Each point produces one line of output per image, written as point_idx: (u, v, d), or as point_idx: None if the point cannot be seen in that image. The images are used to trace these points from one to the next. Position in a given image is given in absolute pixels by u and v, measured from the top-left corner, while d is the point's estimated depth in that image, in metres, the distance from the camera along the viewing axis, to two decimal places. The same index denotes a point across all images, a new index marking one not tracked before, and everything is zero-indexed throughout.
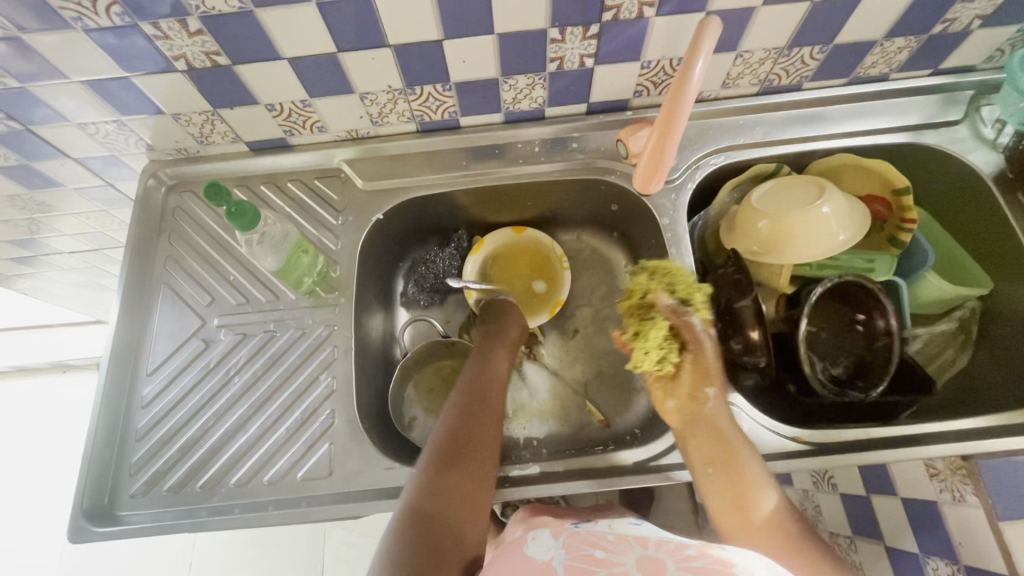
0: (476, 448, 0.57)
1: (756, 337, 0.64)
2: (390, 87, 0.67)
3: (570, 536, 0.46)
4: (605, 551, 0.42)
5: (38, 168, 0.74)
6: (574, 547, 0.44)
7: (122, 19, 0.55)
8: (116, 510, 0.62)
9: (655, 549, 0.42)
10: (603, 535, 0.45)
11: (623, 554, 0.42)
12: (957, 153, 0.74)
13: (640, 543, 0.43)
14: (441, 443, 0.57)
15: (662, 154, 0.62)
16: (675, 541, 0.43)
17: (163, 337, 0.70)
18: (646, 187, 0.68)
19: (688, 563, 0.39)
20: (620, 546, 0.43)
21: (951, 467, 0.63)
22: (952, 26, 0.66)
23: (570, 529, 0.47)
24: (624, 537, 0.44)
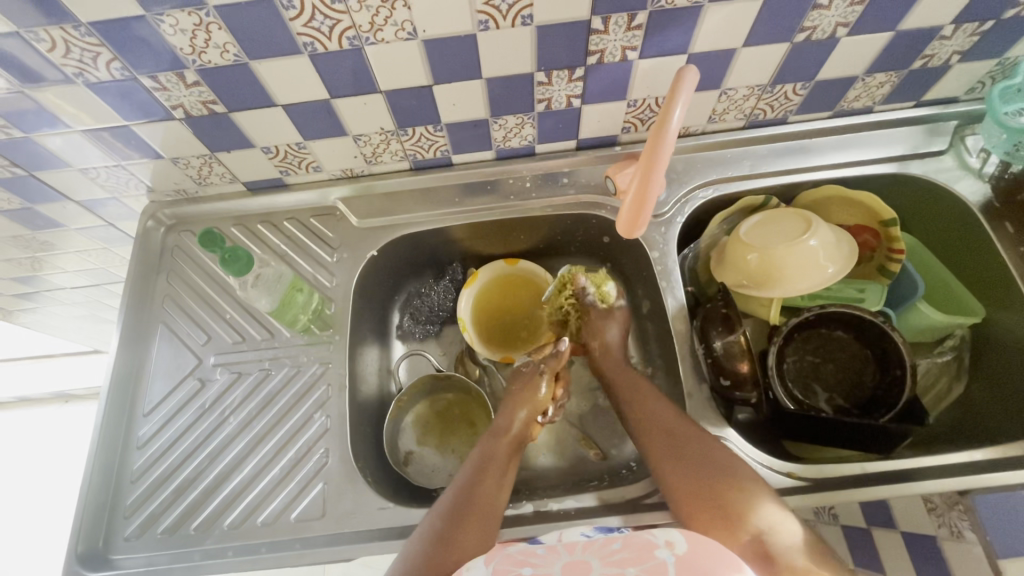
0: (479, 507, 0.57)
1: (744, 370, 0.65)
2: (383, 129, 0.69)
3: (497, 558, 0.42)
4: (533, 567, 0.40)
5: (41, 210, 0.76)
6: (500, 571, 0.41)
7: (121, 73, 0.57)
8: (110, 553, 0.62)
9: (581, 553, 0.40)
10: (532, 550, 0.42)
11: (550, 565, 0.39)
12: (944, 183, 0.75)
13: (567, 551, 0.41)
14: (458, 486, 0.59)
15: (647, 190, 0.60)
16: (598, 540, 0.42)
17: (161, 376, 0.71)
18: (632, 231, 0.65)
19: (611, 557, 0.39)
20: (548, 558, 0.41)
21: (947, 501, 0.63)
22: (932, 61, 0.68)
23: (499, 550, 0.44)
24: (551, 548, 0.42)
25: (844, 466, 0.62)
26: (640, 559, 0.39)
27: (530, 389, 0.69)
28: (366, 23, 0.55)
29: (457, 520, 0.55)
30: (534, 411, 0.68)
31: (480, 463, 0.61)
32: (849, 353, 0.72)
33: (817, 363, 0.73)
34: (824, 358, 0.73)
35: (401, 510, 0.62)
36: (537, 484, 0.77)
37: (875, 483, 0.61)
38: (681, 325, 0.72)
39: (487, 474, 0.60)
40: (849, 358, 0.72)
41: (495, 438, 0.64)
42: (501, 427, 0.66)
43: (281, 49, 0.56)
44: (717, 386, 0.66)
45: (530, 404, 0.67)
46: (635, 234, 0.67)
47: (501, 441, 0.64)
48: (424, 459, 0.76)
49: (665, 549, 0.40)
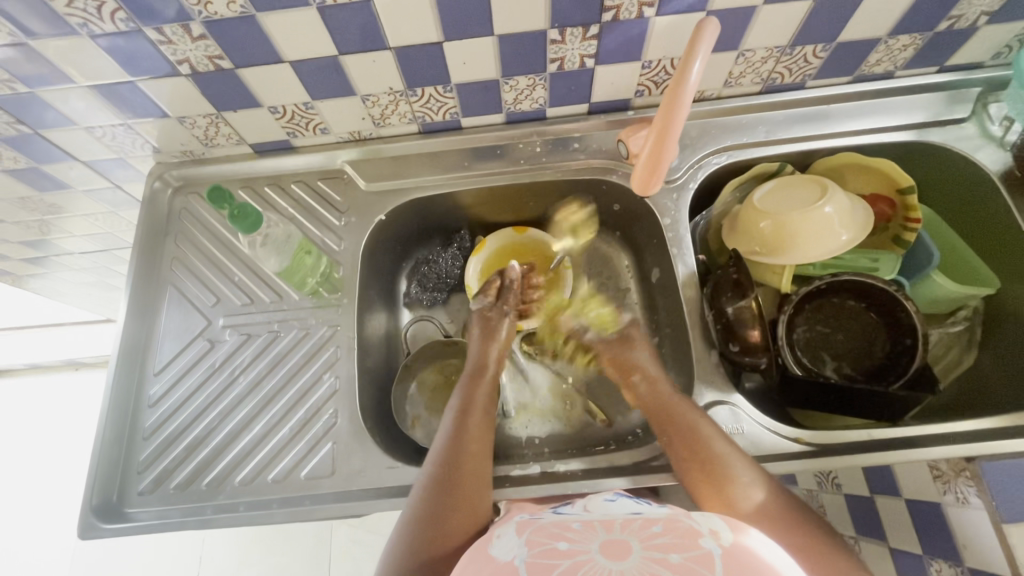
0: (471, 467, 0.58)
1: (755, 338, 0.64)
2: (392, 89, 0.68)
3: (533, 531, 0.44)
4: (568, 542, 0.40)
5: (48, 171, 0.76)
6: (535, 543, 0.41)
7: (126, 24, 0.56)
8: (124, 507, 0.63)
9: (619, 533, 0.40)
10: (569, 525, 0.43)
11: (587, 541, 0.40)
12: (964, 151, 0.73)
13: (603, 529, 0.42)
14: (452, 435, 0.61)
15: (660, 146, 0.58)
16: (637, 521, 0.42)
17: (171, 336, 0.71)
18: (645, 188, 0.65)
19: (653, 540, 0.39)
20: (585, 534, 0.41)
21: (955, 469, 0.61)
22: (958, 22, 0.65)
23: (535, 523, 0.45)
24: (588, 525, 0.43)
25: (851, 433, 0.62)
26: (681, 546, 0.38)
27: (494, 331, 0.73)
28: None
29: (451, 481, 0.56)
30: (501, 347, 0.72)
31: (463, 415, 0.63)
32: (859, 322, 0.71)
33: (828, 333, 0.72)
34: (834, 328, 0.72)
35: (410, 470, 0.63)
36: (544, 449, 0.78)
37: (883, 449, 0.61)
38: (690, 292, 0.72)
39: (470, 420, 0.62)
40: (859, 328, 0.71)
41: (473, 384, 0.67)
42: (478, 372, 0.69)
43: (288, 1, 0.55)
44: (727, 351, 0.66)
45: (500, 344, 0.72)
46: (648, 194, 0.66)
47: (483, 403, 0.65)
48: (432, 424, 0.75)
49: (710, 538, 0.39)
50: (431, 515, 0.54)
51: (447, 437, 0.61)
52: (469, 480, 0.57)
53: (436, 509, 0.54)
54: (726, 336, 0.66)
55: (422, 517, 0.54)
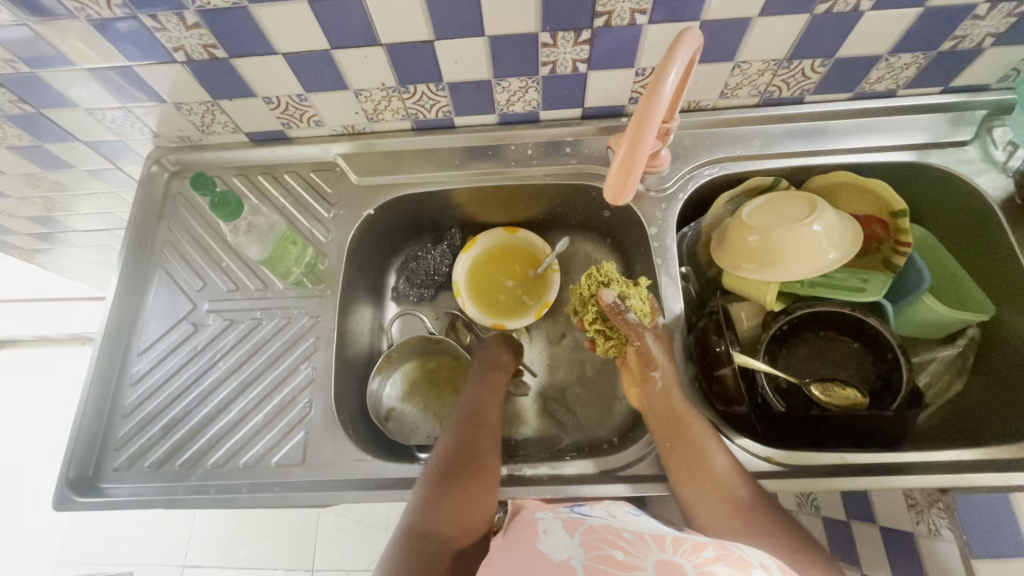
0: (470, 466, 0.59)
1: (730, 380, 0.61)
2: (384, 85, 0.68)
3: (585, 532, 0.42)
4: (625, 553, 0.38)
5: (50, 149, 0.78)
6: (592, 546, 0.40)
7: (123, 10, 0.57)
8: (99, 481, 0.64)
9: (674, 552, 0.38)
10: (621, 532, 0.41)
11: (643, 557, 0.38)
12: (964, 175, 0.71)
13: (658, 544, 0.39)
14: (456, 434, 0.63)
15: (635, 148, 0.52)
16: (689, 540, 0.40)
17: (157, 317, 0.72)
18: (619, 196, 0.58)
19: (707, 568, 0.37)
20: (639, 546, 0.39)
21: (928, 499, 0.61)
22: (962, 43, 0.64)
23: (586, 523, 0.43)
24: (641, 536, 0.41)
25: (825, 455, 0.61)
26: None
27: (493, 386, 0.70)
28: None
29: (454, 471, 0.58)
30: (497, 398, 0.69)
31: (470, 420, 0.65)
32: (839, 350, 0.70)
33: (806, 362, 0.70)
34: (815, 356, 0.71)
35: (379, 464, 0.64)
36: (518, 452, 0.77)
37: (855, 474, 0.60)
38: (673, 305, 0.69)
39: (479, 427, 0.64)
40: (838, 357, 0.70)
41: (482, 396, 0.68)
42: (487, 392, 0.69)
43: None
44: (707, 391, 0.64)
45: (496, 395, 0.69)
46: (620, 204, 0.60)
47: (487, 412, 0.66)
48: (405, 417, 0.77)
49: (761, 573, 0.38)
50: (435, 518, 0.55)
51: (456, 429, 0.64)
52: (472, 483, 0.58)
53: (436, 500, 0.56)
54: (706, 379, 0.64)
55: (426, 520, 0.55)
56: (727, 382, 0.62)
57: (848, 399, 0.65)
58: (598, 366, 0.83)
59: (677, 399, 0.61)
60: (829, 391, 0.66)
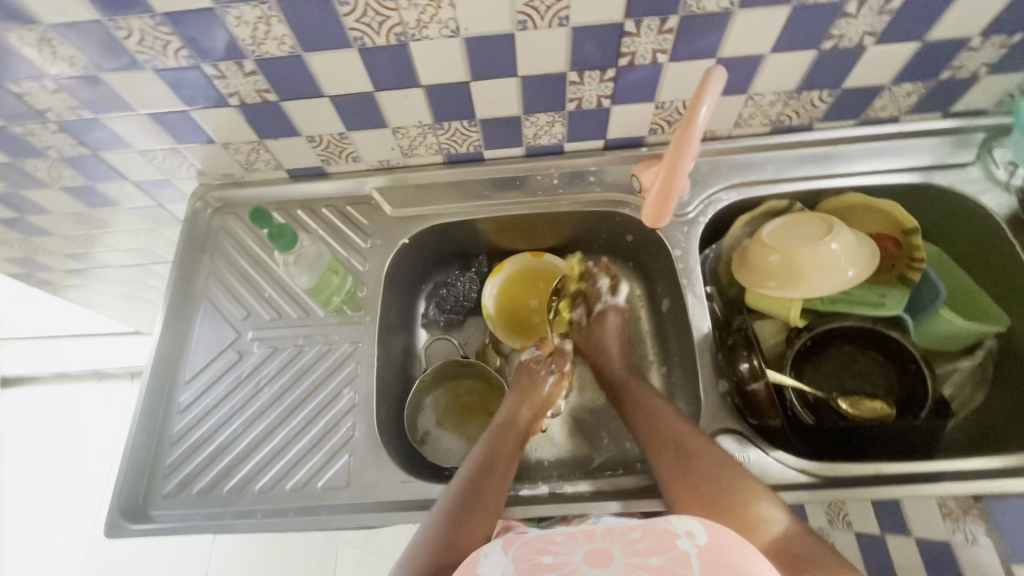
0: (490, 476, 0.62)
1: (762, 391, 0.64)
2: (420, 123, 0.73)
3: (518, 547, 0.46)
4: (554, 555, 0.44)
5: (100, 189, 0.82)
6: (523, 559, 0.45)
7: (187, 60, 0.62)
8: (149, 508, 0.66)
9: (600, 541, 0.45)
10: (551, 536, 0.46)
11: (571, 551, 0.44)
12: (969, 193, 0.75)
13: (586, 538, 0.46)
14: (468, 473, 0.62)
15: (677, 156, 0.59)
16: (615, 528, 0.47)
17: (203, 346, 0.75)
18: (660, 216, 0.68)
19: (633, 547, 0.44)
20: (568, 545, 0.45)
21: (962, 506, 0.63)
22: (960, 72, 0.69)
23: (519, 538, 0.48)
24: (570, 535, 0.46)
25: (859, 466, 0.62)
26: (660, 548, 0.44)
27: (529, 391, 0.73)
28: (413, 20, 0.58)
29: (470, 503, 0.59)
30: (534, 409, 0.71)
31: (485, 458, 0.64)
32: (863, 364, 0.72)
33: (833, 378, 0.72)
34: (842, 373, 0.73)
35: (423, 484, 0.65)
36: (552, 474, 0.79)
37: (890, 483, 0.61)
38: (701, 323, 0.73)
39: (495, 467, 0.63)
40: (863, 370, 0.72)
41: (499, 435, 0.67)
42: (507, 422, 0.69)
43: (333, 42, 0.60)
44: (740, 407, 0.67)
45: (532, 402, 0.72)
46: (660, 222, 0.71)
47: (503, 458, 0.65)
48: (441, 441, 0.78)
49: (685, 539, 0.45)
50: (452, 523, 0.57)
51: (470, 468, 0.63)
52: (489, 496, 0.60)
53: (458, 524, 0.57)
54: (740, 395, 0.67)
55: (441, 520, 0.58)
56: (760, 395, 0.64)
57: (876, 411, 0.68)
58: None
59: (658, 404, 0.67)
60: (858, 404, 0.69)
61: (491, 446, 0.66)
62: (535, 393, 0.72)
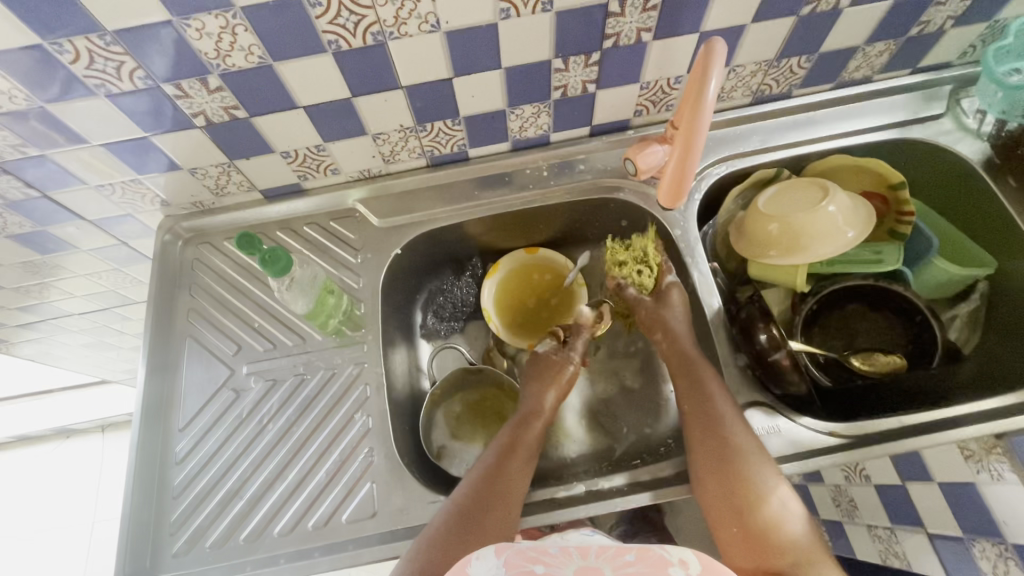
0: (504, 486, 0.61)
1: (787, 363, 0.63)
2: (402, 126, 0.69)
3: (513, 553, 0.42)
4: (546, 566, 0.40)
5: (53, 232, 0.75)
6: (515, 565, 0.41)
7: (144, 82, 0.56)
8: (159, 572, 0.61)
9: (594, 558, 0.41)
10: (544, 547, 0.43)
11: (562, 567, 0.40)
12: (946, 144, 0.78)
13: (580, 554, 0.42)
14: (484, 471, 0.62)
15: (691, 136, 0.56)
16: (611, 547, 0.43)
17: (194, 388, 0.70)
18: (675, 198, 0.65)
19: (625, 568, 0.40)
20: (560, 558, 0.41)
21: (984, 446, 0.63)
22: (927, 27, 0.71)
23: (513, 543, 0.44)
24: (565, 549, 0.43)
25: (885, 421, 0.63)
26: None
27: (558, 372, 0.71)
28: (390, 17, 0.55)
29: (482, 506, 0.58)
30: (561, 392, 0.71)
31: (504, 454, 0.63)
32: (871, 322, 0.73)
33: (841, 339, 0.73)
34: (849, 332, 0.73)
35: None
36: (577, 470, 0.77)
37: (917, 434, 0.62)
38: (711, 300, 0.73)
39: (511, 461, 0.63)
40: (872, 327, 0.73)
41: (520, 428, 0.67)
42: (532, 411, 0.68)
43: (306, 48, 0.56)
44: (762, 378, 0.66)
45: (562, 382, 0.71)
46: (676, 204, 0.67)
47: (520, 458, 0.63)
48: (460, 451, 0.75)
49: (678, 568, 0.41)
50: (461, 523, 0.57)
51: (487, 464, 0.63)
52: (504, 508, 0.59)
53: (467, 526, 0.57)
54: (758, 365, 0.66)
55: (452, 532, 0.56)
56: (781, 364, 0.63)
57: (889, 364, 0.69)
58: (637, 373, 0.84)
59: (708, 383, 0.64)
60: (872, 359, 0.69)
61: (510, 443, 0.65)
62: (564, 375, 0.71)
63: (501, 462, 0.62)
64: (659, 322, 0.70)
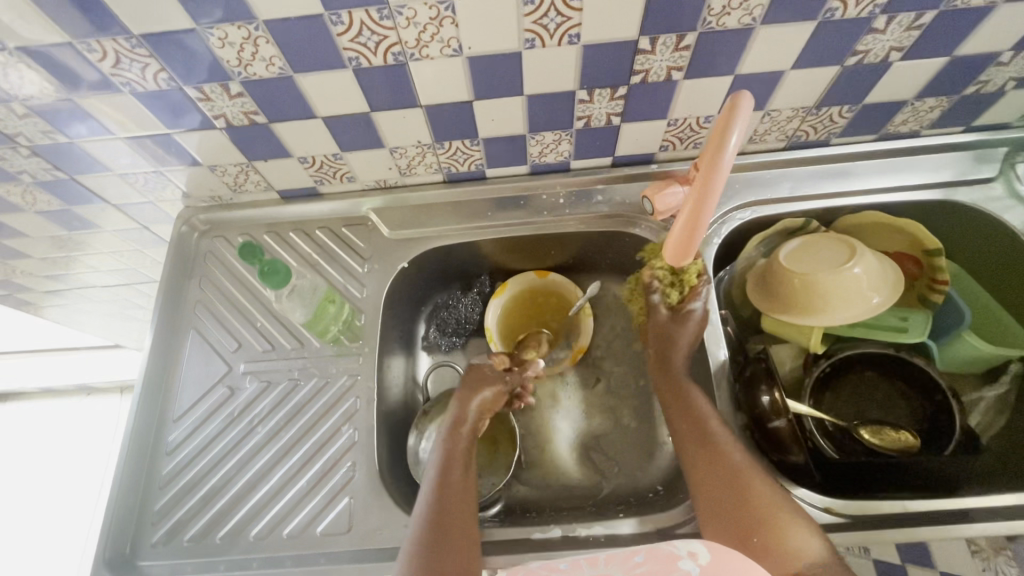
0: (455, 503, 0.59)
1: (784, 428, 0.61)
2: (420, 142, 0.69)
3: None
4: None
5: (78, 213, 0.77)
6: None
7: (168, 83, 0.57)
8: (137, 559, 0.62)
9: (603, 567, 0.50)
10: (556, 564, 0.53)
11: None
12: (992, 211, 0.72)
13: (589, 565, 0.52)
14: (434, 490, 0.60)
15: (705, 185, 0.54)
16: (620, 554, 0.52)
17: (190, 381, 0.71)
18: (683, 249, 0.63)
19: (635, 569, 0.48)
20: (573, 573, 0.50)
21: (993, 545, 0.62)
22: (986, 87, 0.66)
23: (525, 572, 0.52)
24: (573, 564, 0.52)
25: (887, 504, 0.59)
26: (660, 571, 0.47)
27: (482, 385, 0.71)
28: (412, 39, 0.54)
29: (441, 525, 0.56)
30: (486, 404, 0.69)
31: (446, 468, 0.62)
32: (883, 392, 0.70)
33: (851, 407, 0.70)
34: (862, 401, 0.70)
35: None
36: (561, 505, 0.76)
37: (920, 523, 0.58)
38: (716, 351, 0.70)
39: (453, 475, 0.61)
40: (884, 398, 0.69)
41: (453, 439, 0.65)
42: (459, 420, 0.67)
43: (326, 62, 0.56)
44: (761, 443, 0.63)
45: (484, 396, 0.70)
46: (684, 260, 0.65)
47: (461, 470, 0.62)
48: None
49: (687, 560, 0.48)
50: (425, 547, 0.55)
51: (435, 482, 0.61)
52: (460, 523, 0.57)
53: (431, 552, 0.54)
54: (759, 430, 0.63)
55: (418, 561, 0.53)
56: (782, 432, 0.61)
57: (900, 441, 0.65)
58: (635, 413, 0.82)
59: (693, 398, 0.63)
60: (881, 434, 0.66)
61: (450, 457, 0.63)
62: (488, 388, 0.70)
63: (447, 478, 0.61)
64: (671, 344, 0.69)
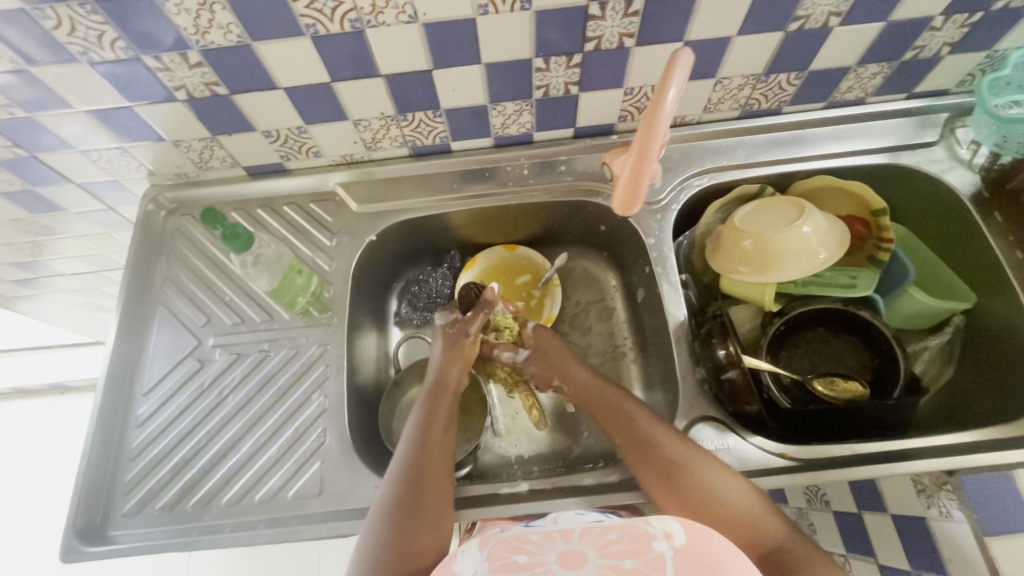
0: (433, 465, 0.58)
1: (738, 376, 0.64)
2: (383, 114, 0.70)
3: (495, 544, 0.45)
4: (528, 554, 0.43)
5: (41, 193, 0.77)
6: (496, 556, 0.43)
7: (125, 52, 0.58)
8: (108, 529, 0.63)
9: (576, 542, 0.44)
10: (527, 535, 0.45)
11: (546, 553, 0.43)
12: (935, 173, 0.76)
13: (562, 538, 0.45)
14: (412, 446, 0.60)
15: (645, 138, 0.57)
16: (595, 528, 0.45)
17: (160, 357, 0.71)
18: (629, 204, 0.65)
19: (608, 548, 0.42)
20: (544, 545, 0.44)
21: (936, 483, 0.63)
22: (923, 52, 0.69)
23: (496, 534, 0.46)
24: (548, 535, 0.45)
25: (837, 447, 0.62)
26: (635, 552, 0.42)
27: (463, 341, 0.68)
28: (367, 5, 0.56)
29: (417, 483, 0.57)
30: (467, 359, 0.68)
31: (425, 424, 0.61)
32: (835, 346, 0.73)
33: (804, 360, 0.73)
34: (815, 355, 0.73)
35: None
36: (533, 469, 0.78)
37: (868, 462, 0.61)
38: (676, 311, 0.72)
39: (431, 432, 0.61)
40: (835, 351, 0.73)
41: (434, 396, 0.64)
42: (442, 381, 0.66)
43: (284, 30, 0.57)
44: (719, 396, 0.66)
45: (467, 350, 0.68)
46: (631, 213, 0.67)
47: (439, 425, 0.62)
48: None
49: (662, 540, 0.43)
50: (399, 503, 0.55)
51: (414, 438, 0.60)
52: (435, 491, 0.57)
53: (405, 508, 0.55)
54: (715, 382, 0.66)
55: (390, 518, 0.54)
56: (736, 382, 0.64)
57: (849, 390, 0.68)
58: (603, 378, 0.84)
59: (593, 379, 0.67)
60: (833, 384, 0.69)
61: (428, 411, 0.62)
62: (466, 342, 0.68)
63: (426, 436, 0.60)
64: (556, 368, 0.69)
